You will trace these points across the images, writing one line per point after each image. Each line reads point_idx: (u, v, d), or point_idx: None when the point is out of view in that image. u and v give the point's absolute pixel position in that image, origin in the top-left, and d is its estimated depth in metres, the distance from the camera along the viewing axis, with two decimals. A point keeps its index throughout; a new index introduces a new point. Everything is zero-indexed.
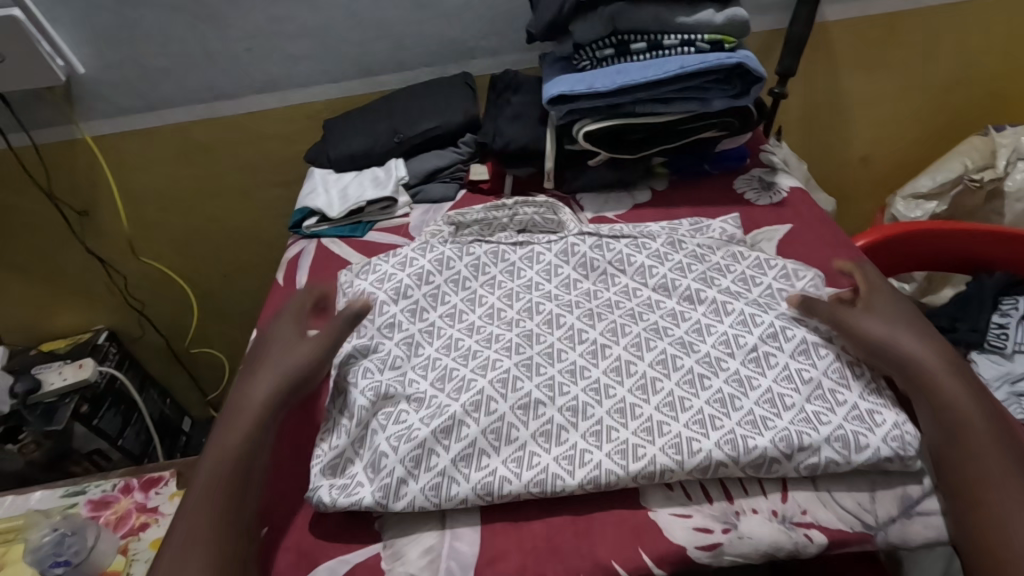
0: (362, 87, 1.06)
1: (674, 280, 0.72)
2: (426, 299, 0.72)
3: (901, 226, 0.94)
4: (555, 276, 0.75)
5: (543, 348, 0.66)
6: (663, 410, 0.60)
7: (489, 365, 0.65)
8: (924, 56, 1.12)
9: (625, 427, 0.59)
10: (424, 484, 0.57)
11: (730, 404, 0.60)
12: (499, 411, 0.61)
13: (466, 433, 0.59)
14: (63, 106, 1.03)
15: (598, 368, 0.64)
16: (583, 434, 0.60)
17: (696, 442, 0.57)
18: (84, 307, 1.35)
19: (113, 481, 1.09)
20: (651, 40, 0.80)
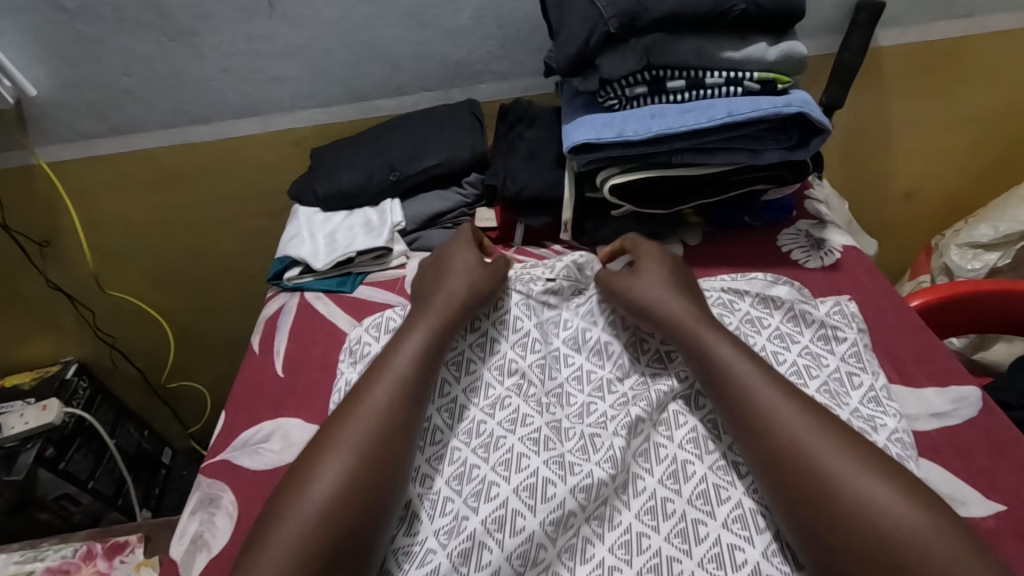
0: (354, 113, 0.94)
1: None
2: (449, 372, 0.59)
3: (963, 285, 0.83)
4: (586, 344, 0.62)
5: (578, 438, 0.54)
6: (735, 529, 0.49)
7: (512, 464, 0.52)
8: (986, 85, 1.00)
9: (691, 560, 0.47)
10: None
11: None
12: (528, 530, 0.48)
13: (488, 560, 0.47)
14: (15, 131, 0.91)
15: (653, 478, 0.53)
16: (638, 573, 0.47)
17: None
18: (50, 339, 1.24)
19: (74, 546, 0.98)
20: (691, 77, 0.68)
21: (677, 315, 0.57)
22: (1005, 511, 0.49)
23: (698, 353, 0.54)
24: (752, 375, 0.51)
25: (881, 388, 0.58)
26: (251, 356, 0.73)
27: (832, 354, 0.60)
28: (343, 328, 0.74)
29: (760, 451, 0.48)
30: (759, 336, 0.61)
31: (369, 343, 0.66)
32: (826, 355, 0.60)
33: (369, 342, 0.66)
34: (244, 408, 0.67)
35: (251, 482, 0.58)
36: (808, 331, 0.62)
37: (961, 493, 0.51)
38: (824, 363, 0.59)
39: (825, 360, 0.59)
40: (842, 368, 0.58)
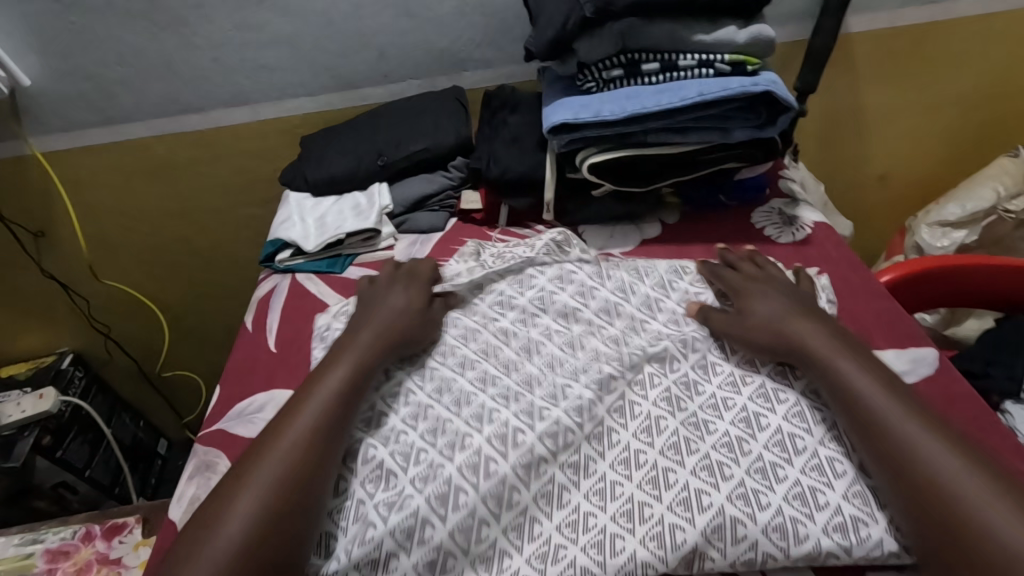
0: (343, 101, 0.97)
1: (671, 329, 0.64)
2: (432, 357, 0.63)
3: (933, 260, 0.86)
4: (550, 306, 0.67)
5: (546, 389, 0.58)
6: (701, 476, 0.52)
7: (484, 416, 0.55)
8: (951, 69, 1.04)
9: (660, 502, 0.50)
10: (417, 559, 0.48)
11: (773, 476, 0.52)
12: (500, 473, 0.51)
13: (463, 501, 0.50)
14: (9, 120, 0.93)
15: (628, 431, 0.56)
16: (612, 516, 0.50)
17: (744, 523, 0.49)
18: (45, 329, 1.25)
19: (73, 528, 1.00)
20: (665, 60, 0.71)
21: (818, 347, 0.57)
22: None
23: (835, 384, 0.54)
24: (894, 408, 0.51)
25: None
26: (244, 334, 0.76)
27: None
28: (334, 307, 0.77)
29: (901, 485, 0.48)
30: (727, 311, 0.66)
31: (341, 327, 0.68)
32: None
33: (341, 327, 0.68)
34: (238, 382, 0.69)
35: (245, 448, 0.61)
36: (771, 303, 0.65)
37: None
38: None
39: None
40: None
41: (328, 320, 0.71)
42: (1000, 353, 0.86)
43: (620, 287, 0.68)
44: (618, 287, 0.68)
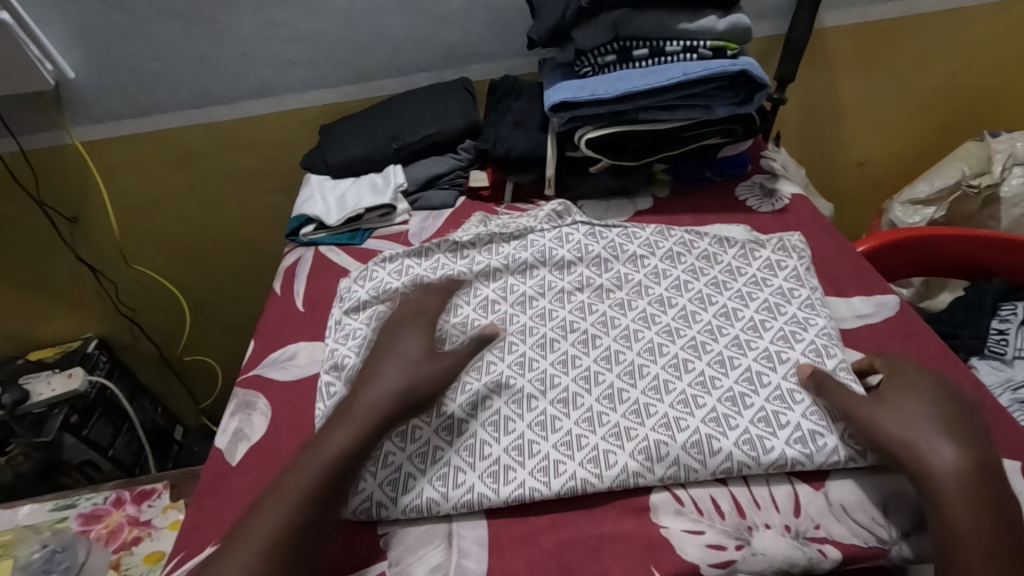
0: (360, 92, 1.05)
1: (651, 284, 0.68)
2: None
3: (905, 232, 0.93)
4: (550, 259, 0.71)
5: (538, 340, 0.64)
6: (677, 407, 0.56)
7: (506, 348, 0.63)
8: (918, 61, 1.12)
9: (644, 424, 0.56)
10: (432, 476, 0.55)
11: (740, 404, 0.56)
12: (495, 406, 0.58)
13: (489, 406, 0.58)
14: (53, 112, 1.01)
15: (615, 372, 0.60)
16: (603, 436, 0.56)
17: (717, 445, 0.53)
18: (73, 315, 1.32)
19: (105, 494, 1.05)
20: (653, 46, 0.79)
21: (854, 398, 0.54)
22: None
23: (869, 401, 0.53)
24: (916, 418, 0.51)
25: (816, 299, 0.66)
26: (274, 297, 0.83)
27: (778, 279, 0.68)
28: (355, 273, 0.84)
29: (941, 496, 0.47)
30: (712, 268, 0.70)
31: (357, 289, 0.74)
32: (772, 275, 0.68)
33: (356, 289, 0.74)
34: (270, 336, 0.76)
35: (280, 389, 0.68)
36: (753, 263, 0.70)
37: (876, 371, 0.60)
38: (771, 283, 0.67)
39: (772, 279, 0.68)
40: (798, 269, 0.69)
41: (350, 284, 0.76)
42: (968, 315, 0.93)
43: (619, 244, 0.72)
44: (614, 244, 0.72)
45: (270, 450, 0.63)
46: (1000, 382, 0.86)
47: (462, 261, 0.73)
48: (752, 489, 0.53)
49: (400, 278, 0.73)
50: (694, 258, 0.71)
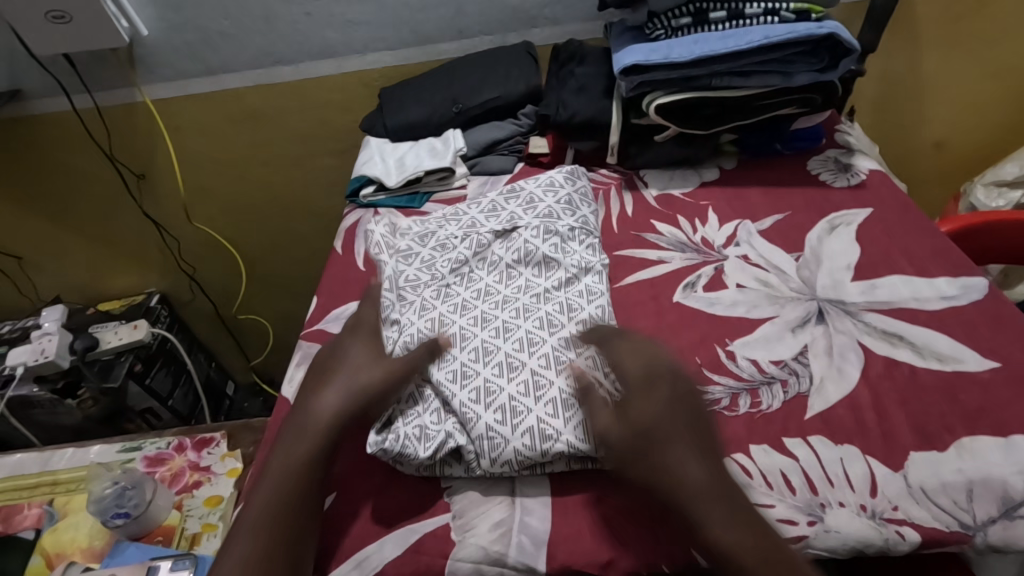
0: (420, 55, 1.04)
1: (531, 247, 0.68)
2: (456, 279, 0.68)
3: (990, 214, 0.87)
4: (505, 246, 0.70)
5: (493, 327, 0.61)
6: (586, 361, 0.58)
7: (481, 321, 0.62)
8: (1011, 33, 1.04)
9: (483, 411, 0.55)
10: (490, 417, 0.55)
11: (575, 344, 0.59)
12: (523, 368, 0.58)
13: (517, 372, 0.57)
14: (126, 69, 1.04)
15: (482, 365, 0.58)
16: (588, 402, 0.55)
17: (411, 454, 0.54)
18: (137, 269, 1.38)
19: (168, 439, 1.10)
20: (731, 9, 0.77)
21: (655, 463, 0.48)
22: (1000, 367, 0.56)
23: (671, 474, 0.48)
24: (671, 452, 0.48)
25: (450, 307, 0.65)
26: (335, 256, 0.84)
27: (482, 225, 0.74)
28: None
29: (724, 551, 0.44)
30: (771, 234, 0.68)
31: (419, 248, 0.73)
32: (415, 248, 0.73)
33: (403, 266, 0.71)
34: (332, 294, 0.77)
35: None
36: (514, 202, 0.76)
37: (961, 353, 0.57)
38: (537, 206, 0.74)
39: (538, 203, 0.75)
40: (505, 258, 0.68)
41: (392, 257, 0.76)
42: None
43: (441, 237, 0.73)
44: (476, 241, 0.71)
45: None
46: None
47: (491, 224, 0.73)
48: (825, 465, 0.51)
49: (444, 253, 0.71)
50: (491, 220, 0.74)
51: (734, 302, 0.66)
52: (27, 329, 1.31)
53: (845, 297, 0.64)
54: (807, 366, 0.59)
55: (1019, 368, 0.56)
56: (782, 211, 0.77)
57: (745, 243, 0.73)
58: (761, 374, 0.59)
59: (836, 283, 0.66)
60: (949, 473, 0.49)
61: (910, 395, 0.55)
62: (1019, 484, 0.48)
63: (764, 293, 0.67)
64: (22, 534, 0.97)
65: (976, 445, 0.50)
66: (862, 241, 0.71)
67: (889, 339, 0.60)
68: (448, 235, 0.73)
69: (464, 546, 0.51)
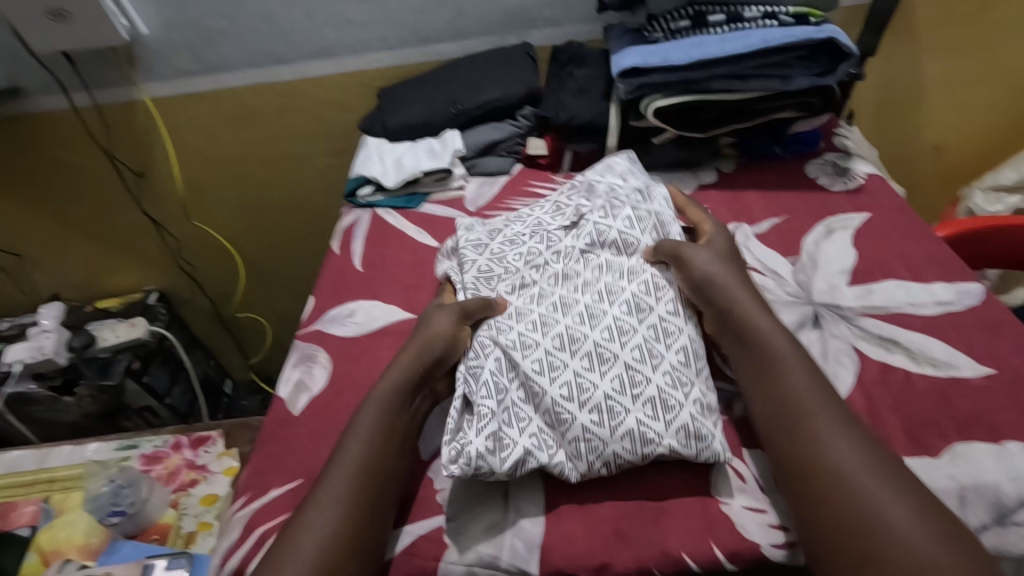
0: (419, 56, 1.04)
1: (603, 229, 0.65)
2: (516, 260, 0.66)
3: (988, 219, 0.87)
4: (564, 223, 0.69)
5: (577, 312, 0.57)
6: (650, 334, 0.56)
7: (538, 298, 0.60)
8: (1013, 36, 1.04)
9: (578, 411, 0.53)
10: (585, 415, 0.53)
11: (638, 310, 0.57)
12: (585, 339, 0.56)
13: (580, 345, 0.55)
14: (126, 67, 1.04)
15: (570, 356, 0.55)
16: (659, 374, 0.54)
17: (486, 471, 0.52)
18: (136, 268, 1.38)
19: (165, 437, 1.10)
20: (730, 12, 0.77)
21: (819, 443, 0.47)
22: (994, 373, 0.56)
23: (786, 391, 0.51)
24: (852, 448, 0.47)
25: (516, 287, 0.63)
26: (332, 256, 0.84)
27: (547, 220, 0.71)
28: (411, 235, 0.84)
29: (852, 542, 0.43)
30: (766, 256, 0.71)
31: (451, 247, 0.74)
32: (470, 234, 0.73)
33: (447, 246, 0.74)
34: (328, 294, 0.77)
35: (341, 343, 0.70)
36: (578, 196, 0.73)
37: (956, 359, 0.57)
38: (596, 189, 0.73)
39: (596, 187, 0.73)
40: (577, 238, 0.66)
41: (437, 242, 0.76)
42: None
43: (511, 234, 0.70)
44: (546, 236, 0.67)
45: (331, 401, 0.64)
46: None
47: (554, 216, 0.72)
48: None
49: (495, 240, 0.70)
50: (559, 217, 0.71)
51: None
52: (25, 326, 1.30)
53: (841, 301, 0.65)
54: None
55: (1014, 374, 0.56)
56: (779, 215, 0.77)
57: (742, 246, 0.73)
58: None
59: (832, 287, 0.66)
60: (942, 481, 0.49)
61: (905, 401, 0.55)
62: (1012, 490, 0.48)
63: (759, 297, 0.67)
64: (19, 531, 0.97)
65: (969, 451, 0.51)
66: (858, 245, 0.71)
67: (885, 344, 0.60)
68: (516, 232, 0.71)
69: (456, 549, 0.51)
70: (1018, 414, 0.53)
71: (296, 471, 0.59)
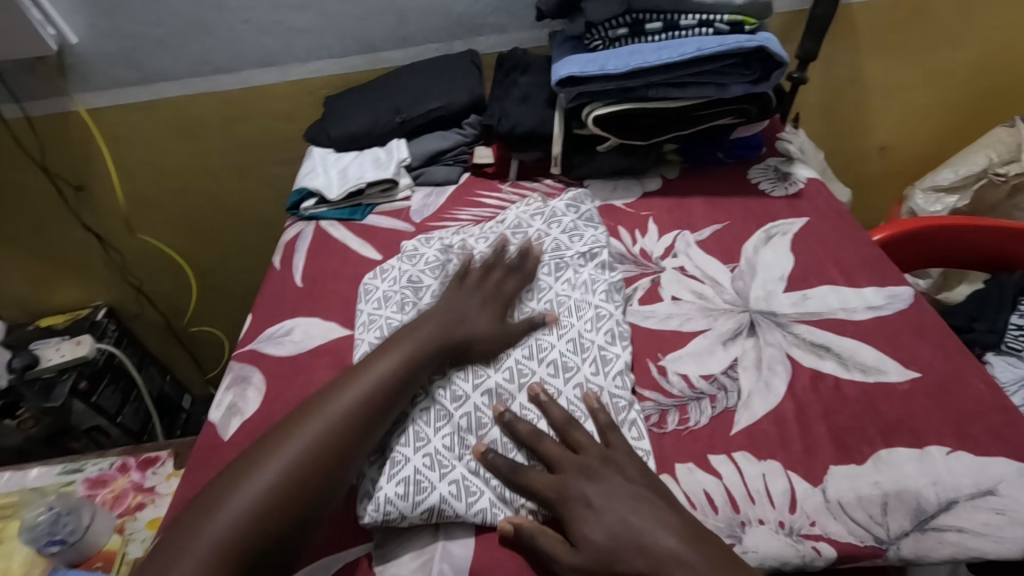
0: (364, 64, 1.02)
1: (544, 282, 0.68)
2: None
3: (924, 220, 0.89)
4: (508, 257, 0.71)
5: (526, 345, 0.61)
6: (591, 368, 0.59)
7: (492, 356, 0.61)
8: (948, 40, 1.07)
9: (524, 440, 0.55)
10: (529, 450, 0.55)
11: (581, 349, 0.61)
12: (531, 375, 0.59)
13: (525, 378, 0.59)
14: (56, 78, 1.00)
15: (517, 390, 0.58)
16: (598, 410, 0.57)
17: (395, 517, 0.51)
18: (82, 284, 1.33)
19: (110, 460, 1.07)
20: (666, 20, 0.77)
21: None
22: (920, 377, 0.57)
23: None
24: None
25: None
26: (273, 272, 0.82)
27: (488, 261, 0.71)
28: (352, 248, 0.82)
29: None
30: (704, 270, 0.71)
31: (376, 285, 0.73)
32: (422, 276, 0.72)
33: (377, 284, 0.73)
34: (268, 310, 0.75)
35: (278, 363, 0.68)
36: (521, 236, 0.74)
37: (884, 364, 0.58)
38: (543, 240, 0.73)
39: (545, 237, 0.73)
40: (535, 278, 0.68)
41: (373, 282, 0.74)
42: (985, 309, 0.89)
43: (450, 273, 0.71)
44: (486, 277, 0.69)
45: (261, 425, 0.62)
46: (1015, 379, 0.82)
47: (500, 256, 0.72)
48: (747, 481, 0.52)
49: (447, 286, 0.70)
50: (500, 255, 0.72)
51: (668, 315, 0.66)
52: None
53: (777, 308, 0.65)
54: (736, 380, 0.59)
55: (937, 379, 0.57)
56: (720, 221, 0.78)
57: (683, 254, 0.73)
58: (691, 390, 0.59)
59: (769, 294, 0.67)
60: (864, 489, 0.50)
61: (833, 407, 0.56)
62: (932, 495, 0.49)
63: (698, 306, 0.67)
64: None
65: (893, 457, 0.51)
66: (794, 252, 0.72)
67: (817, 350, 0.60)
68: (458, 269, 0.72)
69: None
70: (940, 418, 0.53)
71: None
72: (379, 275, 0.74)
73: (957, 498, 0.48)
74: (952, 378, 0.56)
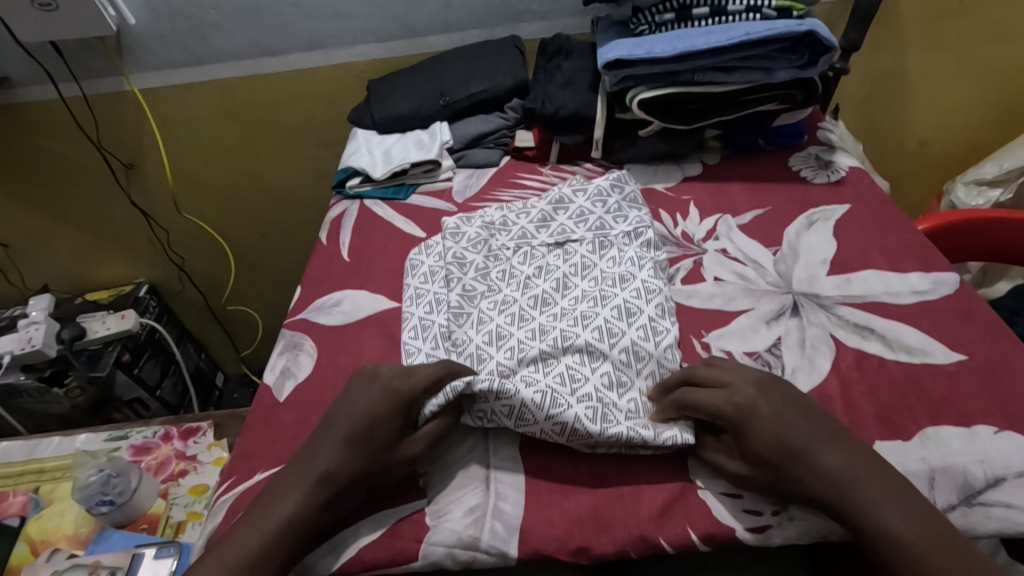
0: (408, 48, 1.05)
1: (588, 262, 0.69)
2: (507, 284, 0.68)
3: (967, 212, 0.88)
4: (552, 236, 0.73)
5: (572, 315, 0.63)
6: (639, 334, 0.61)
7: (539, 331, 0.62)
8: (995, 33, 1.05)
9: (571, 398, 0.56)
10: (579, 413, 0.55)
11: (628, 314, 0.62)
12: (579, 338, 0.60)
13: (573, 342, 0.60)
14: (113, 57, 1.04)
15: (564, 356, 0.60)
16: (641, 376, 0.59)
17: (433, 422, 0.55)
18: (126, 259, 1.38)
19: (154, 429, 1.10)
20: (714, 5, 0.78)
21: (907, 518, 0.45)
22: (966, 359, 0.57)
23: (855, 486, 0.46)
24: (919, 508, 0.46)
25: (502, 315, 0.65)
26: (320, 247, 0.84)
27: (532, 238, 0.73)
28: (397, 226, 0.84)
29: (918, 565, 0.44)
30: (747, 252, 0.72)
31: (422, 261, 0.75)
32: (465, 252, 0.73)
33: (423, 260, 0.75)
34: (317, 282, 0.78)
35: (328, 331, 0.70)
36: (565, 213, 0.76)
37: (930, 347, 0.58)
38: (588, 218, 0.75)
39: (589, 215, 0.75)
40: (580, 256, 0.70)
41: (419, 257, 0.76)
42: None
43: (494, 247, 0.73)
44: (530, 252, 0.71)
45: (313, 389, 0.64)
46: None
47: (543, 233, 0.74)
48: None
49: (491, 262, 0.71)
50: (543, 232, 0.74)
51: (711, 295, 0.67)
52: (14, 317, 1.30)
53: (820, 290, 0.66)
54: (779, 358, 0.60)
55: (985, 361, 0.57)
56: (762, 207, 0.78)
57: (725, 237, 0.74)
58: None
59: (812, 276, 0.67)
60: (913, 463, 0.51)
61: (878, 386, 0.56)
62: (980, 472, 0.49)
63: (740, 287, 0.68)
64: (7, 521, 0.97)
65: (939, 434, 0.52)
66: (836, 238, 0.72)
67: (861, 331, 0.61)
68: (501, 245, 0.73)
69: (438, 532, 0.52)
70: (987, 397, 0.54)
71: (279, 457, 0.59)
72: (424, 250, 0.76)
73: (1006, 476, 0.49)
74: (999, 360, 0.57)
